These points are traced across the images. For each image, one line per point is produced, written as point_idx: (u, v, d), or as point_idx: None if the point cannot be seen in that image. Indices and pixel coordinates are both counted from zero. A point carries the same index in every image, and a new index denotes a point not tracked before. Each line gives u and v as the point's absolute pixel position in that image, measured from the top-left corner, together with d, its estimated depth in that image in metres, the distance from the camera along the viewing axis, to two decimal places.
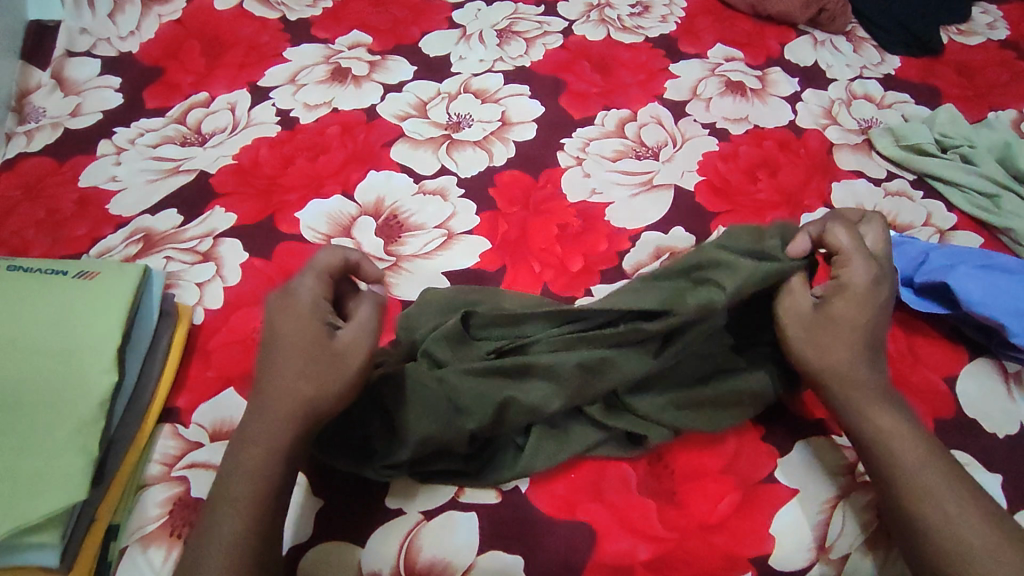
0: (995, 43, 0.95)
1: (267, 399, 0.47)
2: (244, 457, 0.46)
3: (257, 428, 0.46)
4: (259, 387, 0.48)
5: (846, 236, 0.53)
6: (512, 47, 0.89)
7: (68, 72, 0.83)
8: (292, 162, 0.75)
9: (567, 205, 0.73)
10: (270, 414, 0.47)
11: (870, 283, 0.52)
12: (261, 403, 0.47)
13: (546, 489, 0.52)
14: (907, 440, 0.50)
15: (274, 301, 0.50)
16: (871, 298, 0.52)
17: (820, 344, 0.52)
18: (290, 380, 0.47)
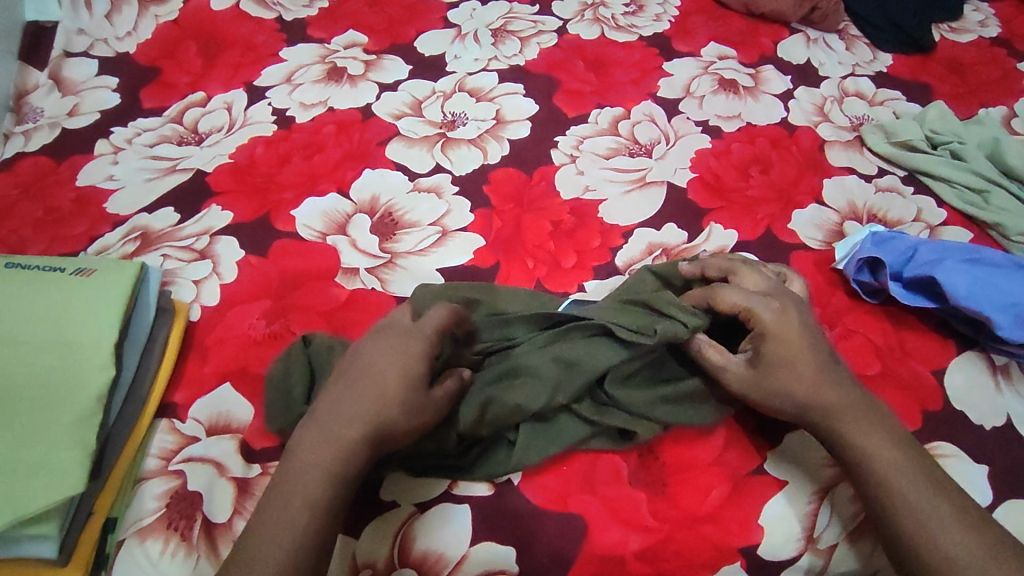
0: (987, 41, 0.96)
1: (333, 413, 0.48)
2: (298, 462, 0.46)
3: (332, 439, 0.47)
4: (334, 406, 0.49)
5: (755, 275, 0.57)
6: (506, 46, 0.89)
7: (66, 72, 0.84)
8: (288, 160, 0.76)
9: (561, 202, 0.74)
10: (342, 424, 0.48)
11: (776, 316, 0.53)
12: (335, 415, 0.48)
13: (539, 482, 0.53)
14: (882, 445, 0.50)
15: (382, 333, 0.52)
16: (788, 325, 0.53)
17: (782, 364, 0.52)
18: (371, 400, 0.49)
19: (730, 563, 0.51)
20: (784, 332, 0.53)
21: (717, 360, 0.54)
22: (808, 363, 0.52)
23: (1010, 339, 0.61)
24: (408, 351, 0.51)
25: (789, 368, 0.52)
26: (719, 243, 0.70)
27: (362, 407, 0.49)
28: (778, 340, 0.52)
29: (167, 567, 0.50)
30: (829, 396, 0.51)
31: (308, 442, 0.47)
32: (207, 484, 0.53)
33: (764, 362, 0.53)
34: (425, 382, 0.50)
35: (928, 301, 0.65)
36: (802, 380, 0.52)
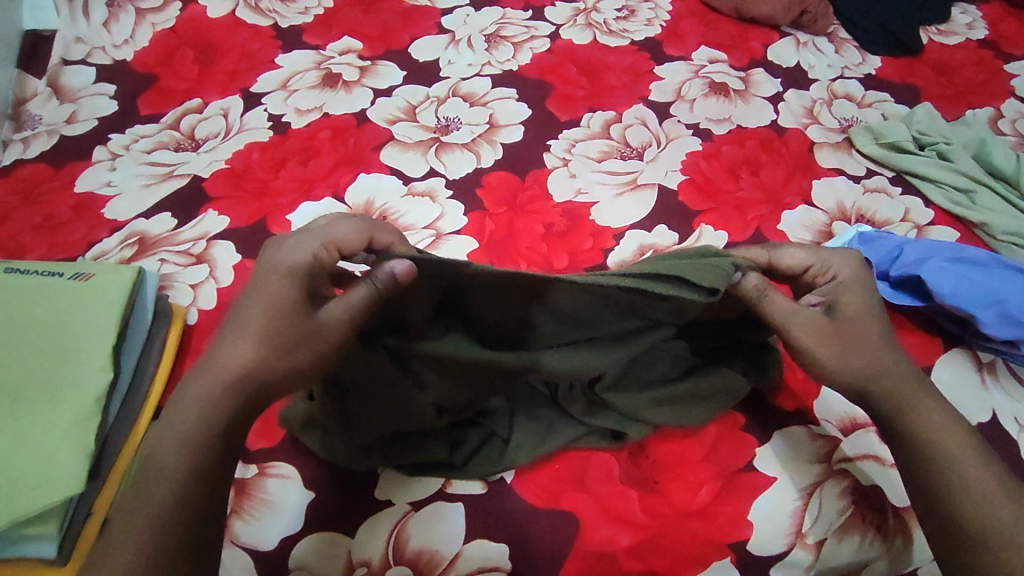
0: (974, 43, 0.97)
1: (219, 357, 0.47)
2: (175, 412, 0.45)
3: (195, 385, 0.46)
4: (216, 347, 0.48)
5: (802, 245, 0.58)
6: (499, 51, 0.90)
7: (64, 80, 0.85)
8: (284, 165, 0.77)
9: (553, 205, 0.75)
10: (223, 373, 0.46)
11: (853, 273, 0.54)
12: (215, 359, 0.47)
13: (531, 480, 0.54)
14: (946, 432, 0.49)
15: (267, 253, 0.50)
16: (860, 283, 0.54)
17: (851, 329, 0.52)
18: (243, 337, 0.47)
19: (720, 559, 0.51)
20: (855, 293, 0.53)
21: (787, 311, 0.51)
22: (873, 327, 0.52)
23: (994, 335, 0.62)
24: (283, 277, 0.48)
25: (866, 329, 0.52)
26: (709, 244, 0.71)
27: (246, 357, 0.47)
28: (850, 296, 0.53)
29: None
30: (885, 364, 0.51)
31: (189, 395, 0.46)
32: None
33: (841, 320, 0.52)
34: (307, 308, 0.48)
35: (914, 299, 0.66)
36: (874, 351, 0.51)
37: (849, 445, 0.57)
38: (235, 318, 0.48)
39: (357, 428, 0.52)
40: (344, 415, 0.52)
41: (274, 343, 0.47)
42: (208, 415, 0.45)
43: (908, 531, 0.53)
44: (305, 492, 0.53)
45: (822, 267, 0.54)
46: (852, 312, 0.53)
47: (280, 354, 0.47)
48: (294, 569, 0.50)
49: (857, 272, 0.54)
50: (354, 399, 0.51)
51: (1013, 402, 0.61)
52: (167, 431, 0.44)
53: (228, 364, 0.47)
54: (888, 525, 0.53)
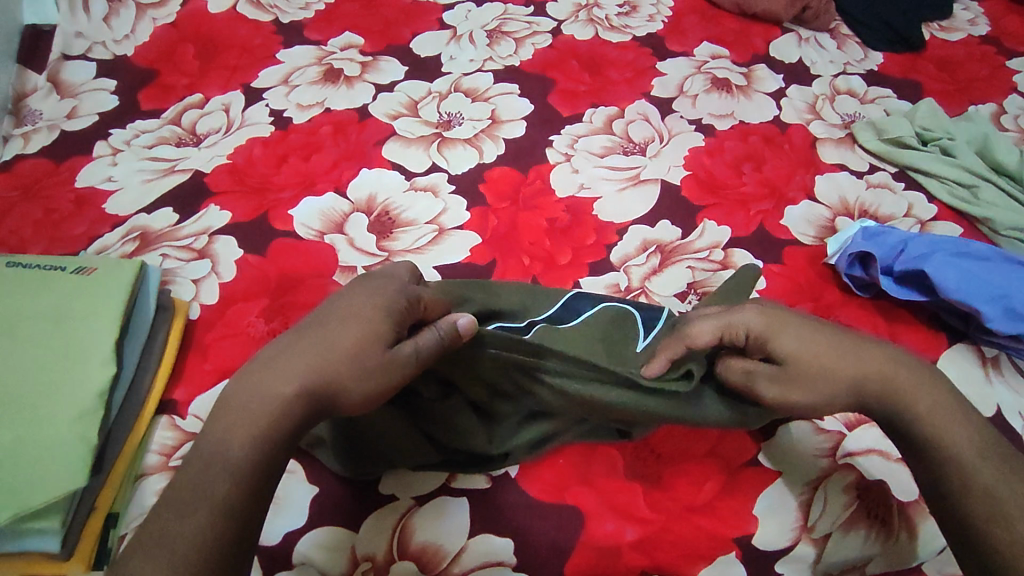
0: (976, 39, 0.97)
1: (288, 360, 0.46)
2: (230, 415, 0.43)
3: (265, 385, 0.44)
4: (281, 354, 0.46)
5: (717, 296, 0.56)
6: (501, 47, 0.90)
7: (64, 76, 0.85)
8: (285, 161, 0.77)
9: (556, 200, 0.75)
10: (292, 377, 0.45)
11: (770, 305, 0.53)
12: (276, 362, 0.46)
13: (535, 475, 0.54)
14: (952, 425, 0.48)
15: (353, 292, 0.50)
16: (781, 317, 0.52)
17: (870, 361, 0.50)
18: (320, 350, 0.46)
19: (726, 553, 0.51)
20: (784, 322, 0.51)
21: (742, 374, 0.50)
22: (826, 340, 0.51)
23: (999, 331, 0.62)
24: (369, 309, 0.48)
25: (819, 348, 0.50)
26: (713, 239, 0.71)
27: (323, 369, 0.45)
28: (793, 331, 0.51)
29: None
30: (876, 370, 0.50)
31: (255, 392, 0.44)
32: None
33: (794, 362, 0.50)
34: (385, 342, 0.47)
35: (917, 295, 0.66)
36: (844, 363, 0.50)
37: (853, 440, 0.56)
38: (295, 330, 0.48)
39: (361, 463, 0.52)
40: (352, 450, 0.52)
41: (355, 364, 0.46)
42: (274, 418, 0.43)
43: (913, 526, 0.53)
44: (308, 487, 0.53)
45: (729, 330, 0.51)
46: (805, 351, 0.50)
47: (360, 375, 0.46)
48: (298, 563, 0.50)
49: (766, 313, 0.51)
50: (355, 443, 0.52)
51: (1017, 396, 0.61)
52: (225, 426, 0.42)
53: (307, 368, 0.45)
54: (893, 519, 0.53)
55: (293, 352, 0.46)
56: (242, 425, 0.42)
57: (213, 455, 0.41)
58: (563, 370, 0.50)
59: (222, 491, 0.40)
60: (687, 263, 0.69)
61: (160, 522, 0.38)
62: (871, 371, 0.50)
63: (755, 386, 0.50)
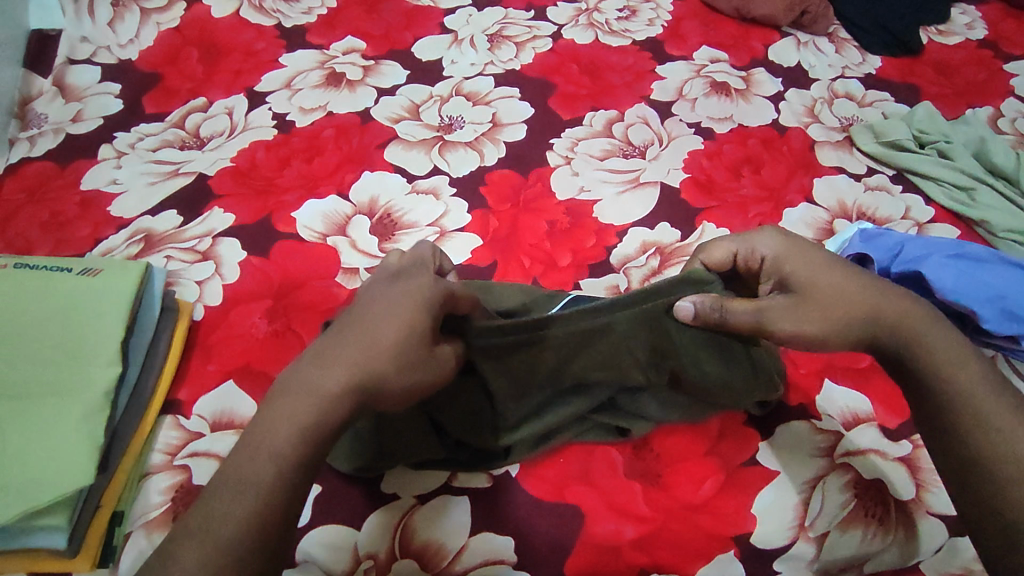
0: (974, 43, 0.98)
1: (340, 348, 0.44)
2: (281, 403, 0.42)
3: (315, 378, 0.43)
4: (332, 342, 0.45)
5: (726, 246, 0.56)
6: (502, 51, 0.91)
7: (69, 79, 0.85)
8: (288, 163, 0.77)
9: (557, 202, 0.75)
10: (343, 371, 0.43)
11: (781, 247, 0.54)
12: (323, 353, 0.44)
13: (535, 474, 0.54)
14: (963, 365, 0.49)
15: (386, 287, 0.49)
16: (798, 261, 0.53)
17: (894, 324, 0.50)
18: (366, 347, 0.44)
19: (725, 552, 0.52)
20: (796, 266, 0.53)
21: (748, 309, 0.51)
22: (848, 297, 0.51)
23: (995, 332, 0.62)
24: (413, 302, 0.47)
25: (829, 292, 0.51)
26: (712, 241, 0.72)
27: (369, 364, 0.44)
28: (811, 277, 0.52)
29: None
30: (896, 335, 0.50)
31: (304, 385, 0.42)
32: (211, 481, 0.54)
33: (803, 299, 0.51)
34: (427, 338, 0.46)
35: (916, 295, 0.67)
36: (853, 297, 0.51)
37: (850, 440, 0.57)
38: (343, 324, 0.46)
39: (370, 449, 0.53)
40: (375, 450, 0.53)
41: (399, 357, 0.44)
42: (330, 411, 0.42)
43: (910, 523, 0.53)
44: (310, 486, 0.53)
45: (746, 251, 0.55)
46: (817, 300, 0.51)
47: (404, 369, 0.45)
48: (302, 561, 0.51)
49: (789, 244, 0.54)
50: (375, 428, 0.53)
51: None
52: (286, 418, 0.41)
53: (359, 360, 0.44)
54: (890, 518, 0.53)
55: (351, 342, 0.45)
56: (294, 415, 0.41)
57: (257, 447, 0.40)
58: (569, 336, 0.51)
59: (270, 478, 0.40)
60: (686, 266, 0.70)
61: (212, 498, 0.39)
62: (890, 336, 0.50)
63: (767, 323, 0.51)
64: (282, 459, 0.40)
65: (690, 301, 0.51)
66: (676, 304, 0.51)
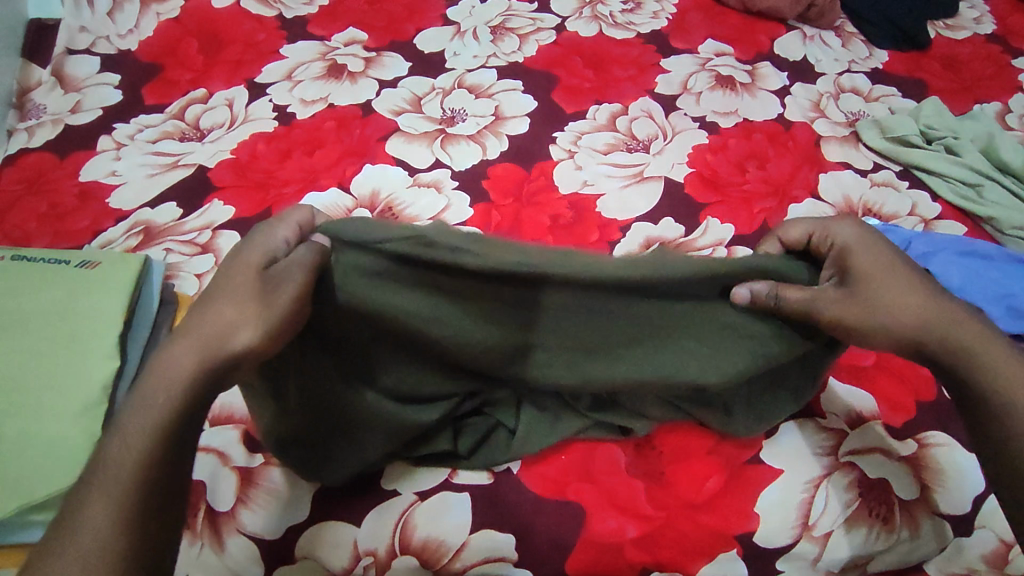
0: (982, 38, 0.97)
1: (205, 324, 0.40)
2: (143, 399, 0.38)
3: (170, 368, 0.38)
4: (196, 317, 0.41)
5: (800, 225, 0.53)
6: (505, 43, 0.90)
7: (68, 69, 0.85)
8: (289, 156, 0.77)
9: (559, 196, 0.74)
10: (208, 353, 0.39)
11: (857, 236, 0.50)
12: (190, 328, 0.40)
13: (537, 470, 0.54)
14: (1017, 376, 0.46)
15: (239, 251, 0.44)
16: (872, 248, 0.49)
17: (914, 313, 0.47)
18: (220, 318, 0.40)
19: (727, 551, 0.52)
20: (868, 253, 0.49)
21: (804, 295, 0.46)
22: (902, 284, 0.48)
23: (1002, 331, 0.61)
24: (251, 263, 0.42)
25: (886, 289, 0.48)
26: (716, 237, 0.71)
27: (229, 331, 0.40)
28: (866, 261, 0.49)
29: None
30: (928, 313, 0.47)
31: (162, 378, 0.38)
32: (210, 474, 0.53)
33: (858, 289, 0.48)
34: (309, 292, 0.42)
35: None
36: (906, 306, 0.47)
37: (855, 437, 0.56)
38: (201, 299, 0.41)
39: (303, 448, 0.50)
40: (320, 450, 0.50)
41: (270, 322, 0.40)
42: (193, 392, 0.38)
43: (914, 523, 0.53)
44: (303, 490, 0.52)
45: (821, 235, 0.51)
46: (874, 285, 0.48)
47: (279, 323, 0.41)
48: (300, 558, 0.50)
49: (864, 233, 0.50)
50: (318, 425, 0.49)
51: None
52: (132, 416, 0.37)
53: (199, 341, 0.39)
54: (894, 517, 0.53)
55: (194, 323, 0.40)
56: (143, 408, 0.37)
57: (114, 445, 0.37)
58: (568, 293, 0.44)
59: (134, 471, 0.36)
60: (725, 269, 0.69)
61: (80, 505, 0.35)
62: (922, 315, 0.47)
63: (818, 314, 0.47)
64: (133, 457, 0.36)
65: (747, 285, 0.46)
66: (733, 287, 0.47)
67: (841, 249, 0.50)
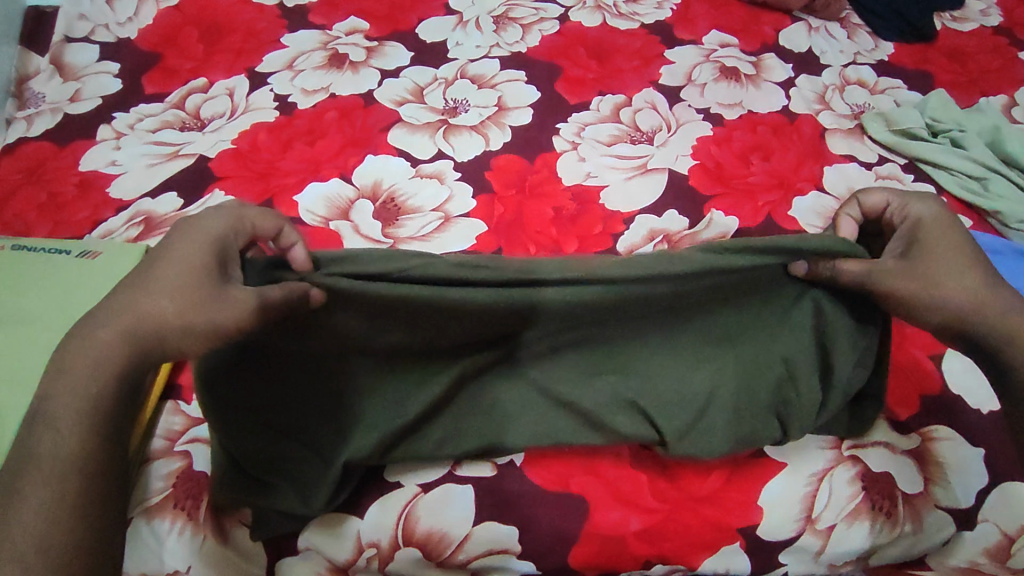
0: (988, 30, 0.96)
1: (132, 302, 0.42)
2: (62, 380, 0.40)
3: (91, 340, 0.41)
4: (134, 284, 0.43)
5: (880, 196, 0.54)
6: (508, 33, 0.89)
7: (67, 57, 0.84)
8: (290, 146, 0.76)
9: (562, 188, 0.74)
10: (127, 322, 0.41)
11: (931, 215, 0.52)
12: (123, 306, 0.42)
13: (540, 463, 0.53)
14: None
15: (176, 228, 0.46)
16: (943, 228, 0.51)
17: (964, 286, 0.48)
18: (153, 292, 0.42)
19: (730, 543, 0.52)
20: (943, 231, 0.51)
21: (861, 268, 0.47)
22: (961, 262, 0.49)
23: None
24: (194, 240, 0.44)
25: (945, 267, 0.49)
26: (720, 230, 0.71)
27: (142, 312, 0.42)
28: (934, 239, 0.50)
29: (175, 545, 0.50)
30: (975, 297, 0.48)
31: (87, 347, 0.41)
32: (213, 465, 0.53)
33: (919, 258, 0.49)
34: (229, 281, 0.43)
35: None
36: (958, 281, 0.48)
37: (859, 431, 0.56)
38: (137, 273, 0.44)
39: (273, 436, 0.49)
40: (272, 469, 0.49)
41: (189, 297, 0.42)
42: (121, 372, 0.41)
43: (918, 517, 0.53)
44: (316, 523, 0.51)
45: (900, 208, 0.53)
46: (936, 258, 0.49)
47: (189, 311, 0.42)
48: (304, 549, 0.51)
49: (941, 214, 0.52)
50: (280, 446, 0.49)
51: None
52: (57, 399, 0.40)
53: (121, 324, 0.41)
54: (897, 510, 0.53)
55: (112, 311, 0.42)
56: (70, 391, 0.40)
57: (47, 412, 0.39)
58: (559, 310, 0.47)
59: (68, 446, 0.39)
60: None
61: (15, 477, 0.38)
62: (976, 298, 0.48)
63: (876, 284, 0.47)
64: (64, 431, 0.39)
65: (807, 261, 0.48)
66: (792, 263, 0.48)
67: (918, 221, 0.51)
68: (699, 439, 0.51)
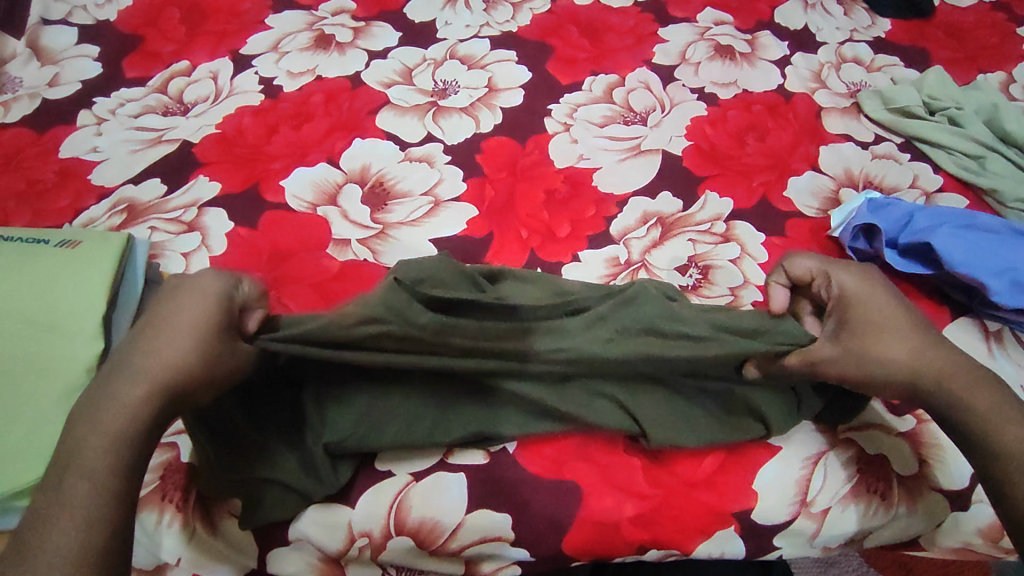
0: (987, 5, 0.94)
1: (148, 358, 0.42)
2: (83, 434, 0.40)
3: (110, 397, 0.41)
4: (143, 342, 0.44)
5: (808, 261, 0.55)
6: (498, 12, 0.87)
7: (44, 41, 0.82)
8: (276, 130, 0.74)
9: (554, 170, 0.73)
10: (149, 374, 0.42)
11: (857, 281, 0.53)
12: (138, 361, 0.42)
13: (533, 449, 0.52)
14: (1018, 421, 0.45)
15: (172, 289, 0.47)
16: (871, 290, 0.53)
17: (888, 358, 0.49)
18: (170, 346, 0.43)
19: (724, 528, 0.52)
20: (865, 299, 0.52)
21: (804, 360, 0.50)
22: (897, 333, 0.50)
23: (1003, 305, 0.60)
24: (205, 293, 0.46)
25: (878, 345, 0.49)
26: (715, 211, 0.70)
27: (162, 364, 0.42)
28: (863, 307, 0.51)
29: (162, 538, 0.49)
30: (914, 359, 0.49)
31: (108, 402, 0.41)
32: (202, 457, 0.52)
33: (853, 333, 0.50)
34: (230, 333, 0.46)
35: (923, 269, 0.64)
36: (895, 354, 0.49)
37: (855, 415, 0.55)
38: (148, 333, 0.44)
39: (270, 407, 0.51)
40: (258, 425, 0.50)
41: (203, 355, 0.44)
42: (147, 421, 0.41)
43: (912, 499, 0.53)
44: (310, 510, 0.50)
45: (824, 277, 0.54)
46: (868, 329, 0.50)
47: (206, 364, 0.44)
48: (295, 540, 0.50)
49: (862, 280, 0.53)
50: (275, 412, 0.51)
51: (1019, 370, 0.60)
52: (77, 446, 0.39)
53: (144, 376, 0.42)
54: (892, 493, 0.53)
55: (133, 362, 0.42)
56: (90, 439, 0.39)
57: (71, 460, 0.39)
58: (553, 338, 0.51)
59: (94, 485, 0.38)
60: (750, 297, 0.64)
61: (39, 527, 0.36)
62: (915, 355, 0.49)
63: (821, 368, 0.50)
64: (88, 479, 0.38)
65: (753, 372, 0.52)
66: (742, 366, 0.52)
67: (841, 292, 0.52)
68: (679, 426, 0.52)
